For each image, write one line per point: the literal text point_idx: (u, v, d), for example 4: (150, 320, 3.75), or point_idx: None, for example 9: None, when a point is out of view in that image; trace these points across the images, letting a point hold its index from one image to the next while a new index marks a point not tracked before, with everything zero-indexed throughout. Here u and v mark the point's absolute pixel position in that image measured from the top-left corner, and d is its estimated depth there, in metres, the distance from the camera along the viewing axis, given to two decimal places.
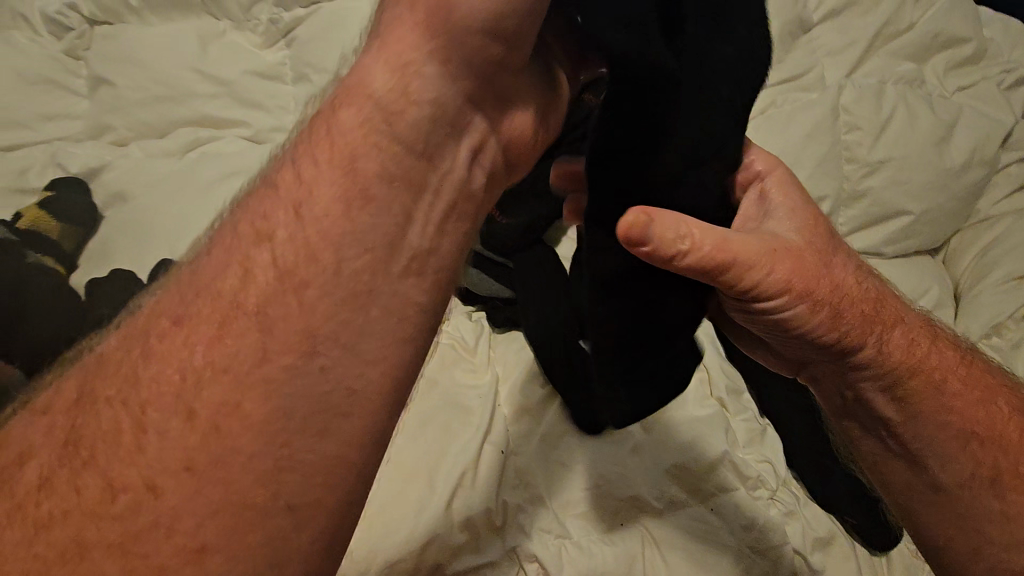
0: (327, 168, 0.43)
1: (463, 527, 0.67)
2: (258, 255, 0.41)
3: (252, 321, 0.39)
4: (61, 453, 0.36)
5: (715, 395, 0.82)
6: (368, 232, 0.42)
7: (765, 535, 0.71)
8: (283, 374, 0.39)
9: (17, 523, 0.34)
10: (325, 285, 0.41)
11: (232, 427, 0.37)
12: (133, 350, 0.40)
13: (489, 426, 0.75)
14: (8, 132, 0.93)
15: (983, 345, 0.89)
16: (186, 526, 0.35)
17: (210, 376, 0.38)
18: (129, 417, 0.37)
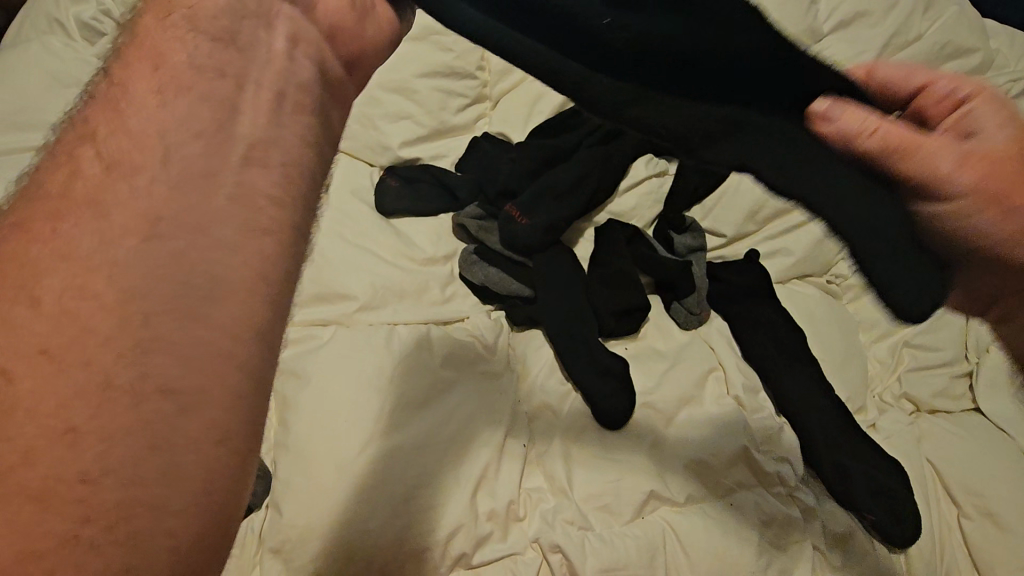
0: (142, 77, 0.37)
1: (488, 517, 0.69)
2: (82, 150, 0.35)
3: (87, 205, 0.34)
4: None
5: (731, 394, 0.84)
6: (196, 114, 0.37)
7: (784, 530, 0.72)
8: (131, 257, 0.33)
9: None
10: (164, 164, 0.35)
11: (92, 330, 0.32)
12: None
13: (513, 422, 0.77)
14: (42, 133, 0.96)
15: (993, 349, 0.91)
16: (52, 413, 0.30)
17: (49, 262, 0.33)
18: None
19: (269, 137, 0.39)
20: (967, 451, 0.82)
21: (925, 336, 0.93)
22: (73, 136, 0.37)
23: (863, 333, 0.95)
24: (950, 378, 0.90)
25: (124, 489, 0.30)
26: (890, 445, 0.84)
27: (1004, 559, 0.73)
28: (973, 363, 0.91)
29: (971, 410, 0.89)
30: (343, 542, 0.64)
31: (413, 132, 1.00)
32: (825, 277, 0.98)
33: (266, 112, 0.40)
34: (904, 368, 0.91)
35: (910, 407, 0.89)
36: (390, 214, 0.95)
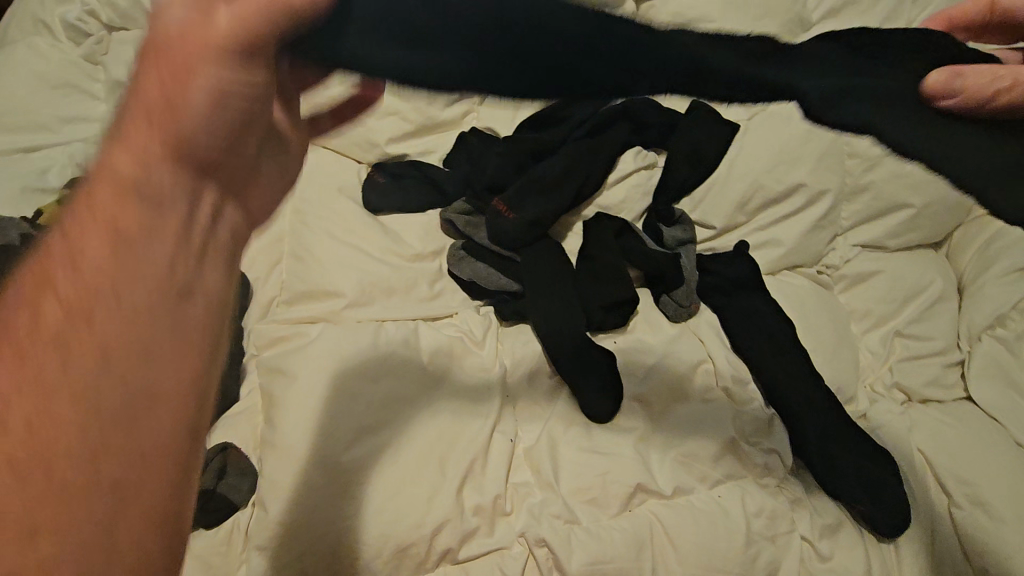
0: (93, 222, 0.39)
1: (474, 511, 0.69)
2: (43, 300, 0.38)
3: (48, 346, 0.36)
4: None
5: (721, 386, 0.83)
6: (151, 264, 0.39)
7: (773, 521, 0.72)
8: (88, 385, 0.36)
9: None
10: (112, 309, 0.38)
11: (38, 363, 0.36)
12: None
13: (500, 416, 0.77)
14: (28, 134, 0.95)
15: (986, 337, 0.91)
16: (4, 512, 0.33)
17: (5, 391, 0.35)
18: None
19: (197, 282, 0.42)
20: (959, 439, 0.82)
21: (916, 326, 0.93)
22: (33, 270, 0.39)
23: (856, 323, 0.95)
24: (943, 367, 0.90)
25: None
26: (880, 436, 0.84)
27: (996, 547, 0.73)
28: (965, 350, 0.92)
29: (963, 399, 0.88)
30: (310, 558, 0.64)
31: (400, 128, 1.00)
32: (816, 268, 0.98)
33: (206, 216, 0.43)
34: (895, 357, 0.92)
35: (902, 396, 0.89)
36: (378, 211, 0.95)
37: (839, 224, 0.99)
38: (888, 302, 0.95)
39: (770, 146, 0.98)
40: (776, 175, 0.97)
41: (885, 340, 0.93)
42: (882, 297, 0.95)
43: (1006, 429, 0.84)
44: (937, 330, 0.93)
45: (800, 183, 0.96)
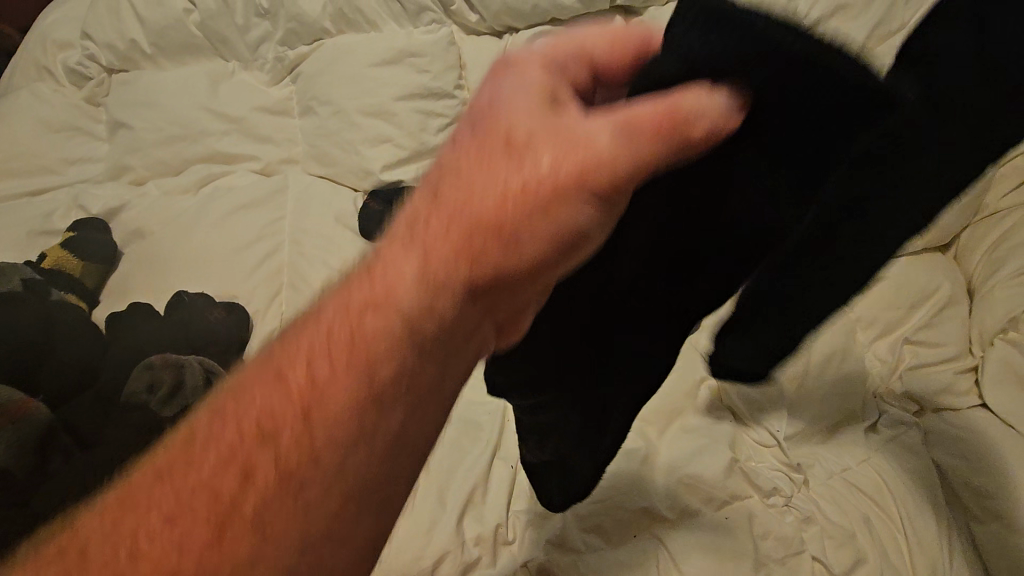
0: (402, 245, 0.35)
1: (476, 542, 0.70)
2: (282, 372, 0.34)
3: (287, 361, 0.34)
4: (290, 377, 0.34)
5: (725, 402, 0.83)
6: (501, 193, 0.34)
7: (783, 541, 0.70)
8: (268, 432, 0.33)
9: (308, 366, 0.34)
10: (299, 361, 0.34)
11: (293, 351, 0.35)
12: (293, 338, 0.35)
13: (501, 437, 0.79)
14: (38, 178, 0.99)
15: (999, 341, 0.85)
16: (249, 487, 0.31)
17: (263, 371, 0.35)
18: (255, 411, 0.33)
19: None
20: (978, 450, 0.77)
21: (925, 333, 0.88)
22: (474, 210, 0.34)
23: (860, 333, 0.90)
24: (955, 374, 0.85)
25: (359, 478, 0.33)
26: (884, 451, 0.80)
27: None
28: (978, 356, 0.87)
29: (977, 405, 0.83)
30: None
31: (395, 154, 1.00)
32: None
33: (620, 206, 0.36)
34: (904, 366, 0.87)
35: (914, 406, 0.85)
36: (373, 237, 0.93)
37: None
38: (892, 310, 0.91)
39: None
40: None
41: (894, 347, 0.88)
42: (888, 303, 0.91)
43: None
44: (946, 336, 0.88)
45: None
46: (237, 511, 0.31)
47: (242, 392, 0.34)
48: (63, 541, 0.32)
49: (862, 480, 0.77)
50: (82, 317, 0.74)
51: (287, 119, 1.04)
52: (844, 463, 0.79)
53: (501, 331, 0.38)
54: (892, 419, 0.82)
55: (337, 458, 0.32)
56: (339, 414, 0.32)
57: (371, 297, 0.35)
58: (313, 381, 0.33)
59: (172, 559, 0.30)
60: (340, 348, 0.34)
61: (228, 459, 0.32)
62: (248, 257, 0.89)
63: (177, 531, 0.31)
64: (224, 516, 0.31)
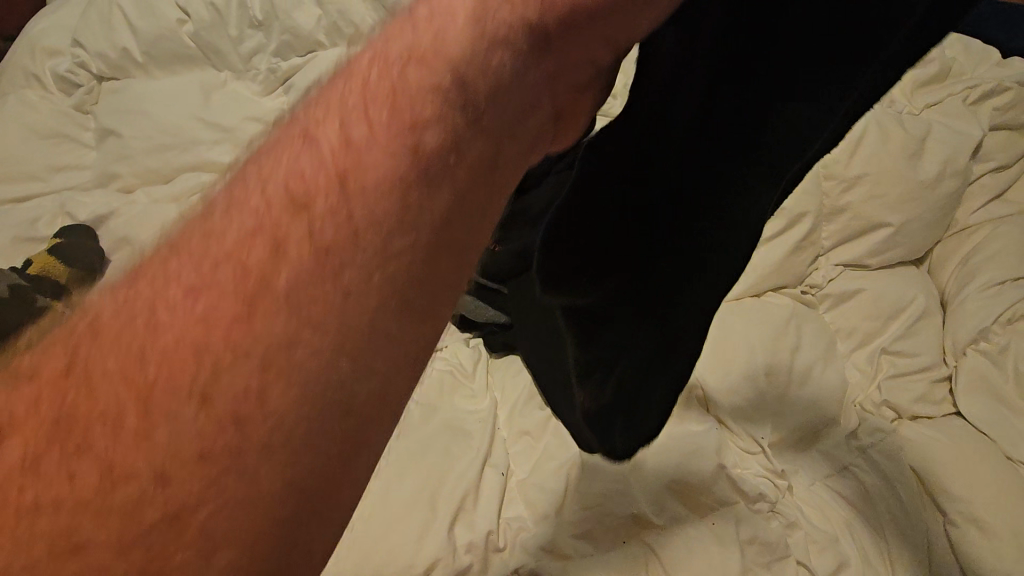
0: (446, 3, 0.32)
1: (467, 548, 0.71)
2: (318, 132, 0.30)
3: (320, 129, 0.31)
4: (329, 136, 0.30)
5: (711, 411, 0.84)
6: None
7: (768, 547, 0.72)
8: (301, 196, 0.29)
9: (348, 124, 0.30)
10: (335, 125, 0.31)
11: (326, 116, 0.31)
12: (329, 103, 0.32)
13: (492, 446, 0.80)
14: (23, 184, 0.98)
15: (971, 352, 0.89)
16: (277, 259, 0.28)
17: (295, 143, 0.31)
18: (284, 172, 0.29)
19: None
20: (953, 458, 0.80)
21: (903, 343, 0.91)
22: None
23: (840, 342, 0.94)
24: (930, 383, 0.88)
25: (402, 251, 0.29)
26: (863, 459, 0.82)
27: (994, 564, 0.72)
28: (951, 365, 0.90)
29: (951, 413, 0.86)
30: None
31: None
32: (801, 288, 0.97)
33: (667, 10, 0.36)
34: (883, 375, 0.90)
35: (892, 414, 0.87)
36: None
37: (821, 243, 0.99)
38: (870, 321, 0.94)
39: None
40: None
41: (871, 358, 0.91)
42: (866, 315, 0.94)
43: (995, 442, 0.82)
44: (923, 346, 0.91)
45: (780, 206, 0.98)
46: (268, 282, 0.27)
47: (264, 162, 0.31)
48: (67, 324, 0.28)
49: (842, 487, 0.80)
50: None
51: None
52: (824, 469, 0.81)
53: (559, 124, 0.37)
54: (872, 428, 0.84)
55: (386, 228, 0.28)
56: (384, 178, 0.29)
57: (413, 54, 0.31)
58: (350, 141, 0.30)
59: (192, 338, 0.26)
60: (381, 106, 0.30)
61: (255, 228, 0.28)
62: None
63: (204, 306, 0.27)
64: (258, 287, 0.27)
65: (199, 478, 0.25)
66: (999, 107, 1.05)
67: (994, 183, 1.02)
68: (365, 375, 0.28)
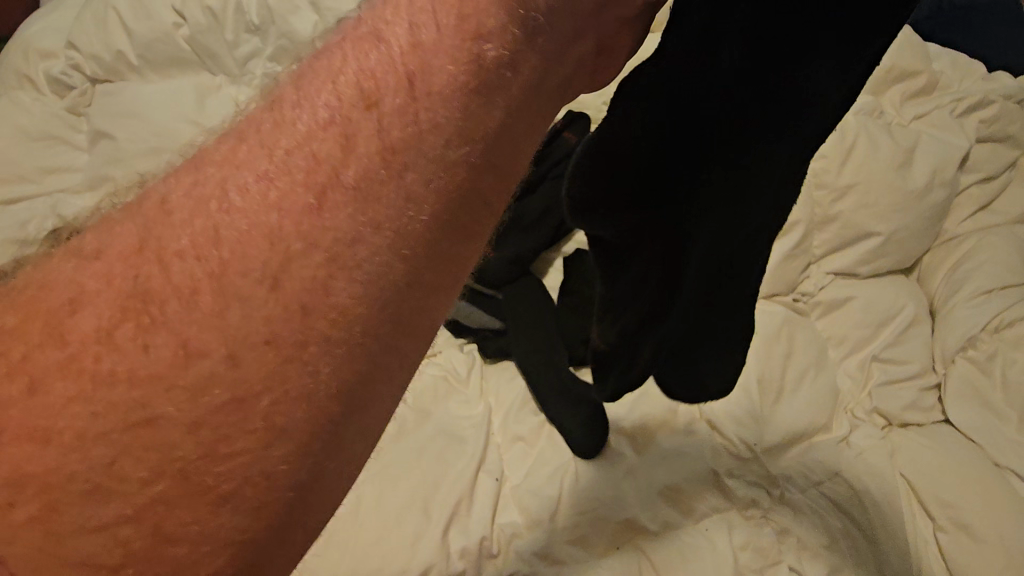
0: None
1: (461, 554, 0.71)
2: (380, 36, 0.28)
3: (380, 35, 0.28)
4: (390, 44, 0.28)
5: (704, 418, 0.83)
6: None
7: (761, 553, 0.73)
8: (363, 103, 0.27)
9: (416, 28, 0.28)
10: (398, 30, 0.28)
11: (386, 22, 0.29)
12: (392, 6, 0.29)
13: (485, 452, 0.79)
14: (14, 186, 0.97)
15: (960, 359, 0.90)
16: (340, 163, 0.26)
17: (354, 48, 0.28)
18: (343, 76, 0.27)
19: None
20: (940, 465, 0.81)
21: (893, 351, 0.92)
22: None
23: (833, 349, 0.94)
24: (920, 390, 0.89)
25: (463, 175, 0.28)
26: (854, 465, 0.82)
27: (980, 570, 0.73)
28: (940, 373, 0.91)
29: (940, 421, 0.87)
30: None
31: None
32: (792, 296, 0.98)
33: None
34: (874, 383, 0.90)
35: (882, 421, 0.88)
36: None
37: (812, 252, 1.00)
38: (861, 329, 0.94)
39: None
40: None
41: (863, 365, 0.92)
42: (857, 322, 0.95)
43: (983, 450, 0.83)
44: (912, 354, 0.92)
45: None
46: (336, 181, 0.26)
47: (330, 57, 0.29)
48: (136, 206, 0.28)
49: (836, 492, 0.80)
50: None
51: None
52: (817, 477, 0.80)
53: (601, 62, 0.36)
54: (862, 435, 0.85)
55: (450, 135, 0.27)
56: (452, 82, 0.27)
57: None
58: (418, 41, 0.27)
59: (265, 225, 0.25)
60: (450, 5, 0.28)
61: (326, 119, 0.27)
62: None
63: (271, 194, 0.25)
64: (325, 182, 0.26)
65: (263, 367, 0.24)
66: (985, 119, 1.07)
67: (981, 194, 1.04)
68: (419, 290, 0.27)
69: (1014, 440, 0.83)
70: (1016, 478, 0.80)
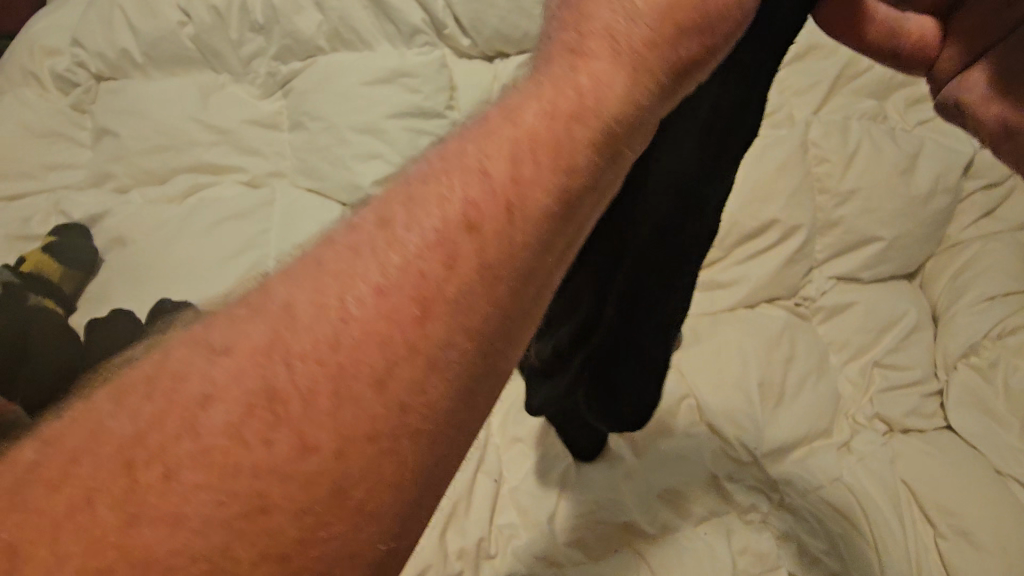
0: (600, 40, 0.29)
1: (458, 555, 0.71)
2: (483, 159, 0.27)
3: (480, 157, 0.27)
4: (493, 170, 0.27)
5: (705, 421, 0.83)
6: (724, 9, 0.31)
7: (759, 557, 0.74)
8: (469, 228, 0.26)
9: (518, 154, 0.27)
10: (502, 155, 0.27)
11: (489, 142, 0.28)
12: (491, 128, 0.28)
13: (484, 454, 0.79)
14: (17, 182, 0.97)
15: (961, 366, 0.90)
16: (447, 283, 0.25)
17: (457, 170, 0.27)
18: (447, 199, 0.26)
19: None
20: (939, 470, 0.81)
21: (894, 357, 0.92)
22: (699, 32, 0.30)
23: (834, 355, 0.94)
24: (921, 397, 0.89)
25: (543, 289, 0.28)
26: (854, 471, 0.82)
27: None
28: (942, 380, 0.91)
29: (942, 428, 0.87)
30: None
31: (383, 171, 1.01)
32: (794, 300, 0.98)
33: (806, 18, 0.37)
34: (875, 389, 0.90)
35: (884, 427, 0.87)
36: None
37: (814, 256, 1.00)
38: (863, 333, 0.94)
39: (742, 184, 1.00)
40: (751, 212, 0.99)
41: (864, 371, 0.91)
42: (858, 327, 0.94)
43: (985, 457, 0.83)
44: (914, 360, 0.92)
45: (774, 218, 0.98)
46: (440, 300, 0.25)
47: (430, 174, 0.28)
48: (233, 306, 0.25)
49: (835, 496, 0.79)
50: (60, 324, 0.75)
51: (277, 134, 1.04)
52: (819, 480, 0.80)
53: None
54: (865, 440, 0.85)
55: (537, 251, 0.27)
56: (546, 209, 0.27)
57: (582, 91, 0.28)
58: (524, 175, 0.27)
59: (379, 339, 0.24)
60: (552, 128, 0.27)
61: (432, 236, 0.26)
62: (232, 269, 0.89)
63: (390, 309, 0.25)
64: (430, 296, 0.25)
65: (368, 467, 0.23)
66: None
67: (985, 199, 1.03)
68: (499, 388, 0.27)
69: (1015, 447, 0.83)
70: (1016, 485, 0.80)
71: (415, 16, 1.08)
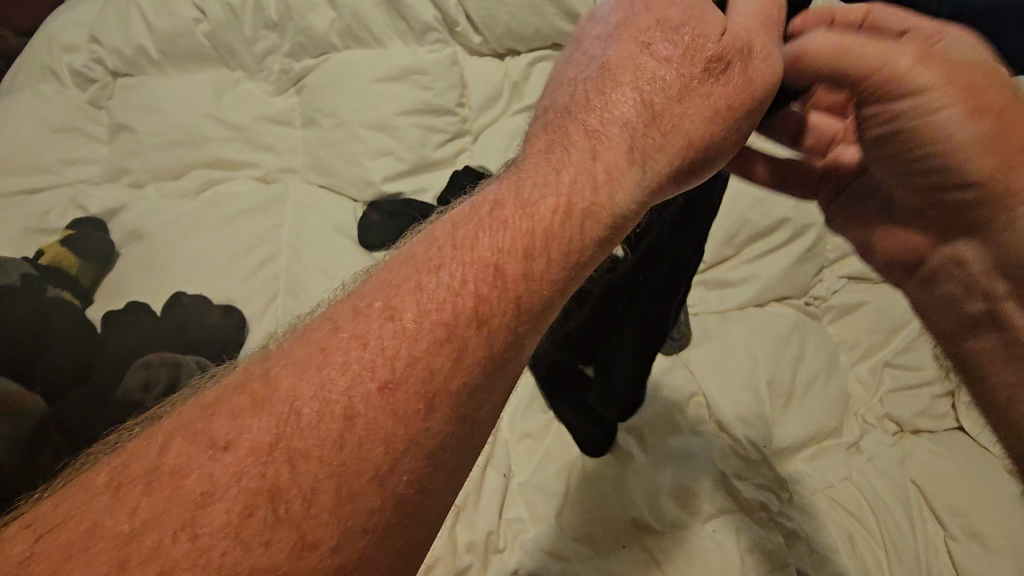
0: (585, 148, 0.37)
1: (467, 548, 0.72)
2: (467, 265, 0.33)
3: (464, 263, 0.33)
4: (482, 275, 0.33)
5: (713, 420, 0.83)
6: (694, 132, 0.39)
7: (772, 559, 0.72)
8: (459, 333, 0.32)
9: (504, 262, 0.33)
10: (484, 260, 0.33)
11: (475, 247, 0.34)
12: (473, 232, 0.34)
13: (492, 450, 0.80)
14: (35, 177, 0.99)
15: None
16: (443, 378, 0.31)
17: (442, 273, 0.33)
18: (436, 306, 0.32)
19: None
20: (949, 471, 0.81)
21: (905, 357, 0.91)
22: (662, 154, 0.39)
23: (844, 354, 0.93)
24: (933, 397, 0.88)
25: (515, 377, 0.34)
26: (863, 471, 0.81)
27: None
28: None
29: (954, 429, 0.86)
30: None
31: (395, 167, 1.02)
32: (804, 299, 0.97)
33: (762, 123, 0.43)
34: (885, 389, 0.89)
35: (894, 427, 0.87)
36: (372, 248, 0.95)
37: (825, 255, 0.99)
38: (873, 333, 0.93)
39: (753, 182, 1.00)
40: (761, 210, 0.99)
41: (875, 371, 0.91)
42: (869, 327, 0.94)
43: (996, 458, 0.83)
44: (926, 361, 0.91)
45: (785, 217, 0.98)
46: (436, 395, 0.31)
47: (414, 271, 0.34)
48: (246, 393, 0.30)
49: (844, 496, 0.79)
50: (77, 315, 0.76)
51: (289, 130, 1.05)
52: (827, 479, 0.80)
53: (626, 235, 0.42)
54: (874, 440, 0.84)
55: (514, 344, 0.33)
56: (523, 306, 0.33)
57: (563, 203, 0.35)
58: (529, 277, 0.34)
59: (380, 430, 0.30)
60: (533, 235, 0.34)
61: (431, 333, 0.31)
62: (245, 264, 0.90)
63: (391, 397, 0.30)
64: (433, 387, 0.31)
65: (370, 537, 0.29)
66: None
67: None
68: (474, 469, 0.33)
69: None
70: None
71: (428, 13, 1.08)
